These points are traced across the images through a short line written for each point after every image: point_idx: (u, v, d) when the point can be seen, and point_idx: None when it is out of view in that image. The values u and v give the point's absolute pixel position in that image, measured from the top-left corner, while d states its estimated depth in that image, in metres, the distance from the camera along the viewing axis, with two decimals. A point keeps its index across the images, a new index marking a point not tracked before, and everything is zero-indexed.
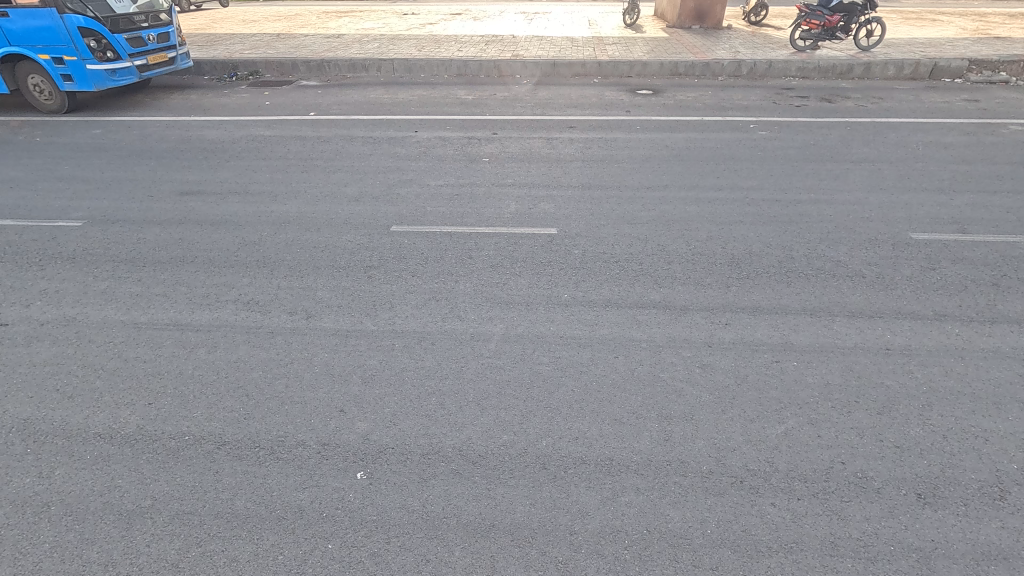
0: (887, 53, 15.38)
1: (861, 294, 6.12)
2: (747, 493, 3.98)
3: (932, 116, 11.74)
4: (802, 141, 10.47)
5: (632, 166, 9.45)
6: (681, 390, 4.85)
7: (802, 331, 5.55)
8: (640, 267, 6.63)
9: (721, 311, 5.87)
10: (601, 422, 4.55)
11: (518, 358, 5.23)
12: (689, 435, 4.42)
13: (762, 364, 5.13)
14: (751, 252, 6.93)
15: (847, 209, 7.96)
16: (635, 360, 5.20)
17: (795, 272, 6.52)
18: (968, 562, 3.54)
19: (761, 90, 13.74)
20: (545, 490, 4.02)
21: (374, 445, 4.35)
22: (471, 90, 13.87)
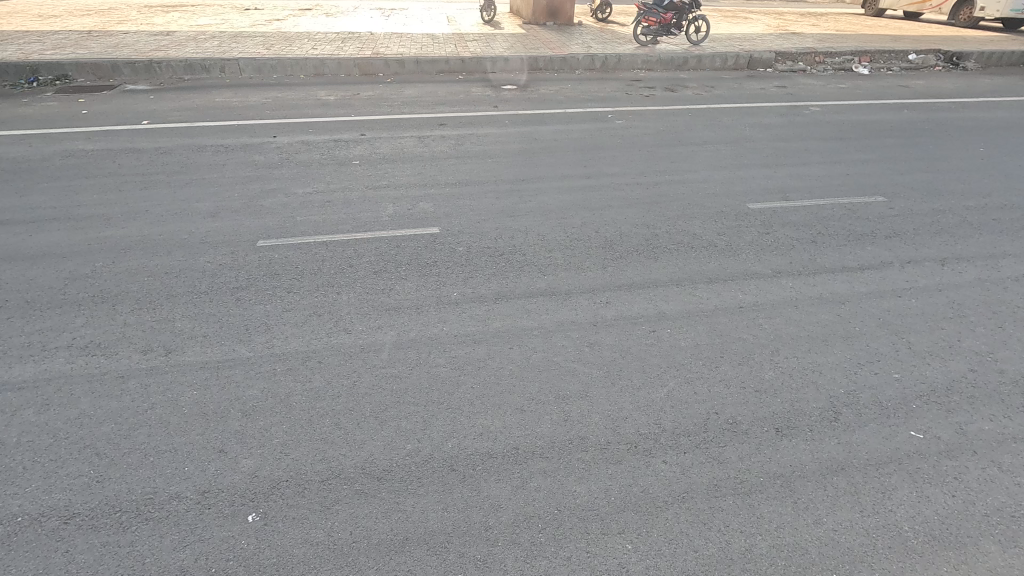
0: (713, 48, 17.46)
1: (715, 261, 6.91)
2: (644, 457, 4.30)
3: (753, 101, 13.55)
4: (654, 128, 11.50)
5: (507, 160, 9.65)
6: (577, 370, 5.10)
7: (672, 300, 6.13)
8: (524, 257, 6.84)
9: (601, 291, 6.26)
10: (506, 414, 4.61)
11: (416, 361, 5.12)
12: (589, 412, 4.66)
13: (644, 335, 5.57)
14: (622, 233, 7.48)
15: (697, 187, 8.91)
16: (531, 348, 5.34)
17: (662, 248, 7.16)
18: (818, 477, 4.19)
19: (614, 81, 14.80)
20: (456, 491, 3.99)
21: (265, 482, 3.99)
22: (335, 90, 13.15)
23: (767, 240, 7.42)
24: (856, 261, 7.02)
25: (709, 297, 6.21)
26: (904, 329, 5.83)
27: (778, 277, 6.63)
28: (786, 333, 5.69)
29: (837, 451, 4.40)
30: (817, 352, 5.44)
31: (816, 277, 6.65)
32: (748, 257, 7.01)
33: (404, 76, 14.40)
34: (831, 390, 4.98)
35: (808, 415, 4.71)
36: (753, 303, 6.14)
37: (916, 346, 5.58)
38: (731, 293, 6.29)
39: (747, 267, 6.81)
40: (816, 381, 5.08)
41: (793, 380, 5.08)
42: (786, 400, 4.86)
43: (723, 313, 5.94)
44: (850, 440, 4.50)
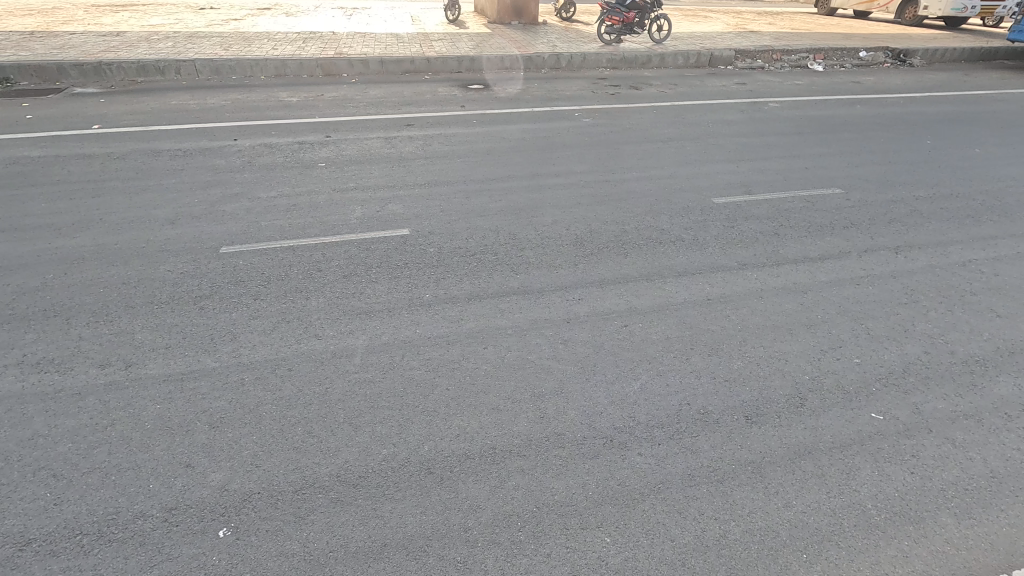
0: (865, 26, 15.11)
1: (941, 220, 5.08)
2: (979, 569, 2.18)
3: (931, 74, 11.21)
4: (810, 90, 9.61)
5: (642, 115, 7.95)
6: (796, 380, 3.11)
7: (891, 258, 4.42)
8: (679, 216, 5.02)
9: (785, 238, 4.69)
10: (688, 444, 2.70)
11: (535, 338, 3.41)
12: (838, 460, 2.62)
13: (894, 337, 3.47)
14: (796, 182, 5.83)
15: (887, 145, 7.00)
16: (712, 336, 3.46)
17: (881, 221, 5.00)
18: None
19: (754, 38, 12.77)
20: (617, 451, 2.68)
21: (350, 404, 2.92)
22: (444, 41, 11.29)
23: (1009, 203, 5.44)
24: None
25: (947, 258, 4.43)
26: None
27: None
28: None
29: None
30: None
31: None
32: (989, 220, 5.10)
33: (521, 29, 12.66)
34: None
35: None
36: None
37: None
38: (981, 257, 4.46)
39: (992, 230, 4.91)
40: None
41: None
42: None
43: (979, 280, 4.15)
44: None
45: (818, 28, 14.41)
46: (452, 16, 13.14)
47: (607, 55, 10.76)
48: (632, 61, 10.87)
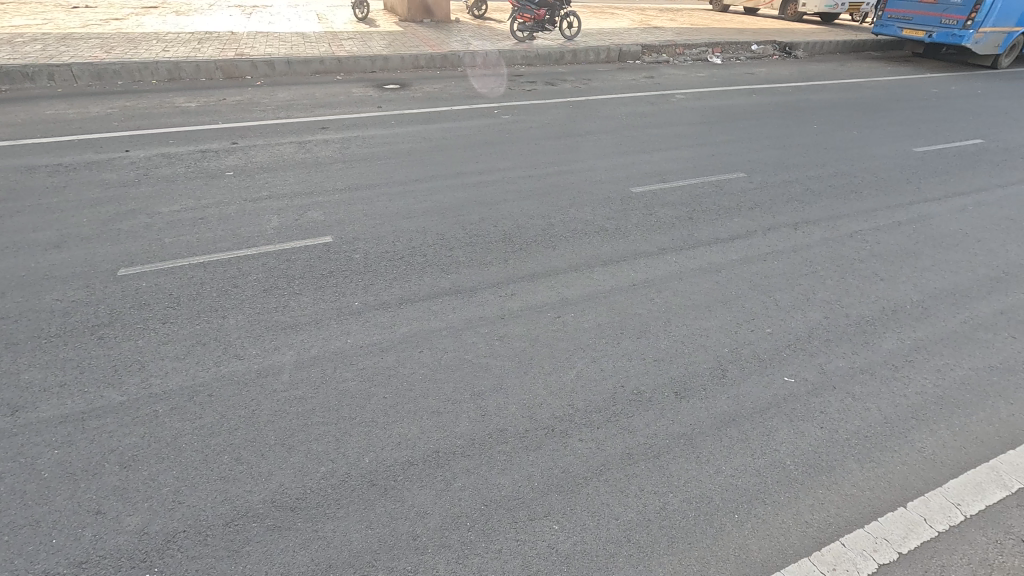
0: (754, 22, 16.35)
1: (826, 195, 5.62)
2: (882, 507, 2.44)
3: (811, 64, 12.33)
4: (710, 81, 10.27)
5: (559, 110, 8.13)
6: (718, 354, 3.33)
7: (788, 232, 4.83)
8: (601, 207, 5.19)
9: (695, 220, 4.98)
10: (625, 426, 2.80)
11: (471, 337, 3.40)
12: (759, 423, 2.84)
13: (799, 306, 3.80)
14: (703, 167, 6.21)
15: (777, 130, 7.64)
16: (640, 320, 3.61)
17: (781, 201, 5.44)
18: None
19: (657, 33, 13.42)
20: (549, 442, 2.70)
21: (271, 421, 2.76)
22: (354, 40, 10.93)
23: (880, 178, 6.12)
24: (999, 200, 5.65)
25: (832, 230, 4.90)
26: None
27: (909, 212, 5.32)
28: (948, 267, 4.35)
29: None
30: (997, 288, 4.11)
31: (955, 213, 5.33)
32: (865, 193, 5.70)
33: (433, 27, 12.51)
34: None
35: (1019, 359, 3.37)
36: (937, 268, 4.33)
37: None
38: (860, 226, 4.98)
39: (867, 202, 5.50)
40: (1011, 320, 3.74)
41: (981, 317, 3.74)
42: (978, 338, 3.53)
43: (859, 246, 4.62)
44: None
45: (714, 24, 15.40)
46: (361, 13, 12.72)
47: (521, 52, 10.89)
48: (547, 57, 11.07)
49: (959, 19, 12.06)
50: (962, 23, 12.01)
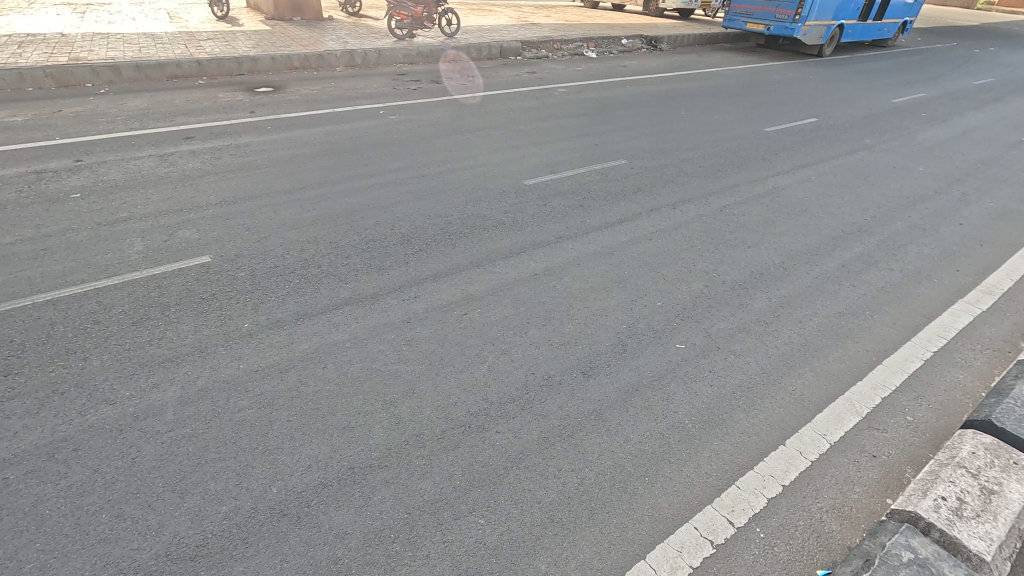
0: (622, 18, 17.42)
1: (698, 175, 6.16)
2: (766, 448, 2.74)
3: (676, 56, 13.41)
4: (587, 75, 10.79)
5: (446, 108, 8.09)
6: (617, 331, 3.53)
7: (670, 211, 5.24)
8: (496, 201, 5.26)
9: (587, 207, 5.23)
10: (539, 411, 2.89)
11: (377, 346, 3.29)
12: (658, 390, 3.06)
13: (683, 278, 4.14)
14: (589, 156, 6.52)
15: (651, 118, 8.22)
16: (545, 308, 3.73)
17: (659, 183, 5.88)
18: (902, 360, 3.41)
19: (535, 29, 13.82)
20: (471, 437, 2.71)
21: (161, 466, 2.48)
22: (216, 41, 10.02)
23: (740, 156, 6.83)
24: (836, 169, 6.56)
25: (706, 206, 5.40)
26: (907, 217, 5.37)
27: (767, 185, 5.99)
28: (800, 230, 4.99)
29: (906, 333, 3.67)
30: (840, 244, 4.78)
31: (802, 183, 6.10)
32: (729, 171, 6.33)
33: (305, 25, 11.82)
34: (873, 278, 4.28)
35: (861, 303, 3.96)
36: (790, 233, 4.93)
37: (928, 231, 5.10)
38: (728, 201, 5.53)
39: (731, 179, 6.11)
40: (852, 270, 4.37)
41: (830, 271, 4.34)
42: (831, 290, 4.09)
43: (729, 219, 5.14)
44: (914, 322, 3.79)
45: (586, 19, 16.17)
46: (220, 11, 11.66)
47: (402, 50, 10.67)
48: (429, 55, 10.95)
49: (789, 13, 13.75)
50: (791, 17, 13.71)
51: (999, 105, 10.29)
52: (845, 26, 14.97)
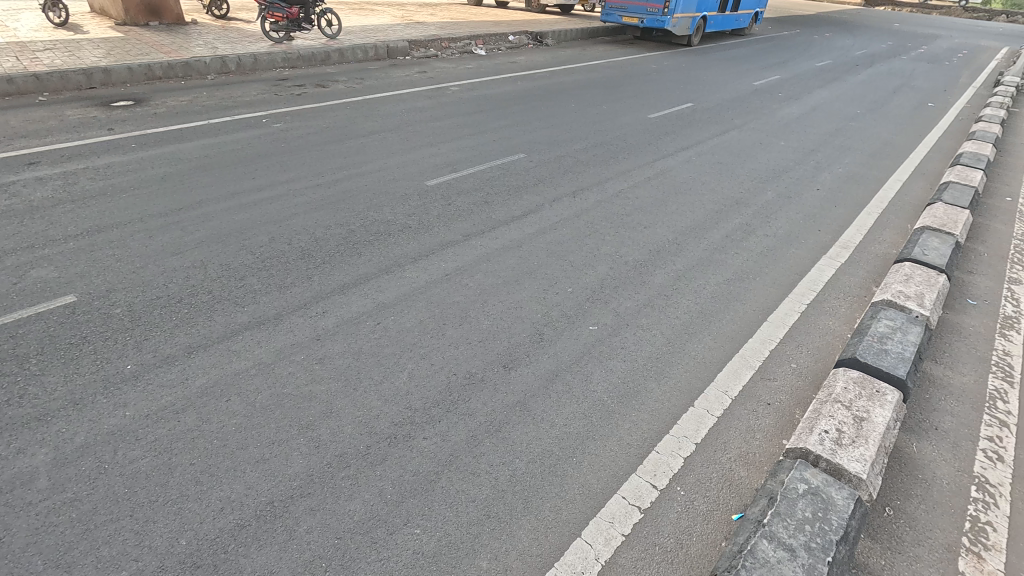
0: (507, 14, 17.70)
1: (592, 163, 6.44)
2: (678, 411, 2.95)
3: (562, 51, 13.87)
4: (478, 72, 10.85)
5: (336, 112, 7.76)
6: (533, 321, 3.60)
7: (570, 200, 5.43)
8: (399, 205, 5.14)
9: (491, 203, 5.28)
10: (465, 410, 2.88)
11: (286, 369, 3.10)
12: (577, 373, 3.17)
13: (589, 263, 4.32)
14: (488, 153, 6.57)
15: (544, 111, 8.45)
16: (460, 307, 3.72)
17: (557, 174, 6.06)
18: (783, 315, 3.82)
19: (421, 28, 13.64)
20: (397, 448, 2.64)
21: (35, 543, 2.15)
22: (55, 51, 8.81)
23: (629, 143, 7.22)
24: (712, 149, 7.16)
25: (603, 192, 5.67)
26: (775, 187, 6.00)
27: (655, 168, 6.41)
28: (688, 207, 5.40)
29: (784, 291, 4.10)
30: (722, 217, 5.23)
31: (685, 163, 6.59)
32: (620, 157, 6.69)
33: (165, 31, 10.75)
34: (752, 244, 4.75)
35: (745, 268, 4.37)
36: (679, 210, 5.32)
37: (792, 198, 5.74)
38: (623, 186, 5.85)
39: (623, 164, 6.46)
40: (735, 239, 4.81)
41: (716, 242, 4.74)
42: (718, 260, 4.47)
43: (625, 203, 5.44)
44: (790, 279, 4.26)
45: (471, 17, 16.22)
46: (57, 17, 10.27)
47: (280, 54, 10.05)
48: (311, 59, 10.42)
49: (658, 7, 14.74)
50: (661, 11, 14.72)
51: (838, 84, 11.78)
52: (708, 17, 16.35)
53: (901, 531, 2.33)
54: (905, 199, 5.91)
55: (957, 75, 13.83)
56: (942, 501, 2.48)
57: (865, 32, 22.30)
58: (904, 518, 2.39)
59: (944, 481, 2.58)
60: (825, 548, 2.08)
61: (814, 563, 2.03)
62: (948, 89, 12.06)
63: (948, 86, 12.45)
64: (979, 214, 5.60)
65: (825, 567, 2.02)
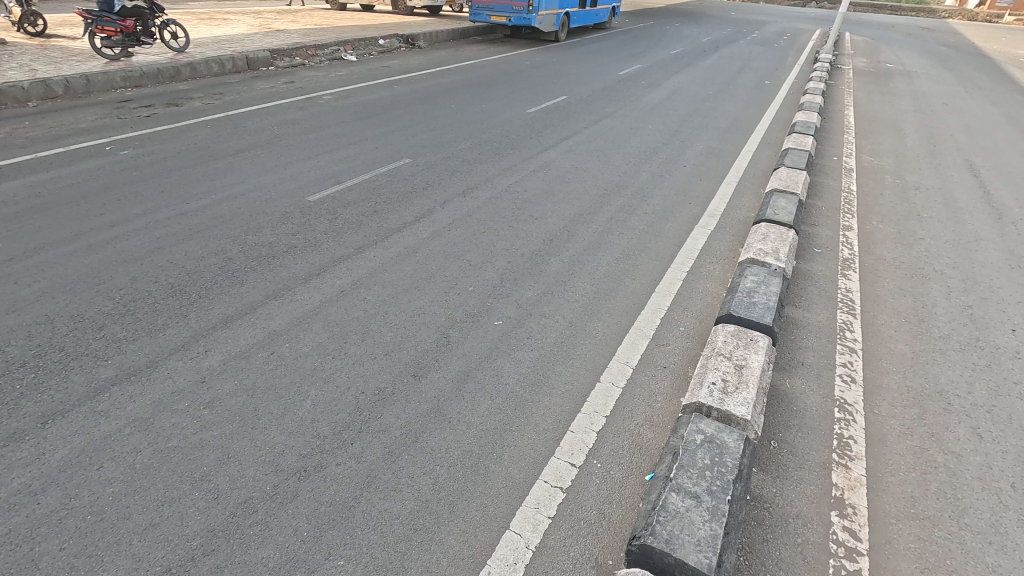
0: (375, 18, 17.26)
1: (479, 161, 6.49)
2: (586, 389, 3.09)
3: (436, 53, 13.81)
4: (351, 79, 10.47)
5: (196, 132, 7.09)
6: (438, 326, 3.57)
7: (462, 200, 5.44)
8: (280, 225, 4.82)
9: (381, 212, 5.13)
10: (378, 427, 2.78)
11: (169, 420, 2.78)
12: (487, 369, 3.20)
13: (487, 260, 4.36)
14: (371, 161, 6.37)
15: (424, 114, 8.36)
16: (359, 322, 3.58)
17: (446, 176, 6.03)
18: (668, 285, 4.13)
19: (283, 36, 12.88)
20: (310, 481, 2.49)
21: None
22: None
23: (512, 139, 7.38)
24: (590, 137, 7.54)
25: (493, 189, 5.74)
26: (648, 167, 6.46)
27: (539, 160, 6.61)
28: (573, 195, 5.64)
29: (667, 262, 4.44)
30: (606, 200, 5.54)
31: (566, 154, 6.88)
32: (505, 153, 6.81)
33: None
34: (635, 223, 5.08)
35: (631, 246, 4.67)
36: (566, 199, 5.55)
37: (664, 176, 6.22)
38: (510, 180, 5.97)
39: (509, 159, 6.60)
40: (619, 220, 5.11)
41: (603, 225, 5.01)
42: (607, 241, 4.73)
43: (514, 197, 5.55)
44: (671, 251, 4.62)
45: (336, 22, 15.58)
46: None
47: (118, 73, 8.97)
48: (157, 76, 9.41)
49: (523, 5, 15.19)
50: (526, 8, 15.17)
51: (691, 69, 12.94)
52: (571, 13, 17.15)
53: (785, 460, 2.64)
54: (757, 167, 6.66)
55: (785, 56, 15.80)
56: (814, 425, 2.85)
57: (708, 21, 24.68)
58: (786, 447, 2.71)
59: (813, 409, 2.95)
60: (725, 489, 2.30)
61: (717, 504, 2.23)
62: (778, 68, 13.75)
63: (780, 65, 14.18)
64: (815, 174, 6.47)
65: (726, 506, 2.23)
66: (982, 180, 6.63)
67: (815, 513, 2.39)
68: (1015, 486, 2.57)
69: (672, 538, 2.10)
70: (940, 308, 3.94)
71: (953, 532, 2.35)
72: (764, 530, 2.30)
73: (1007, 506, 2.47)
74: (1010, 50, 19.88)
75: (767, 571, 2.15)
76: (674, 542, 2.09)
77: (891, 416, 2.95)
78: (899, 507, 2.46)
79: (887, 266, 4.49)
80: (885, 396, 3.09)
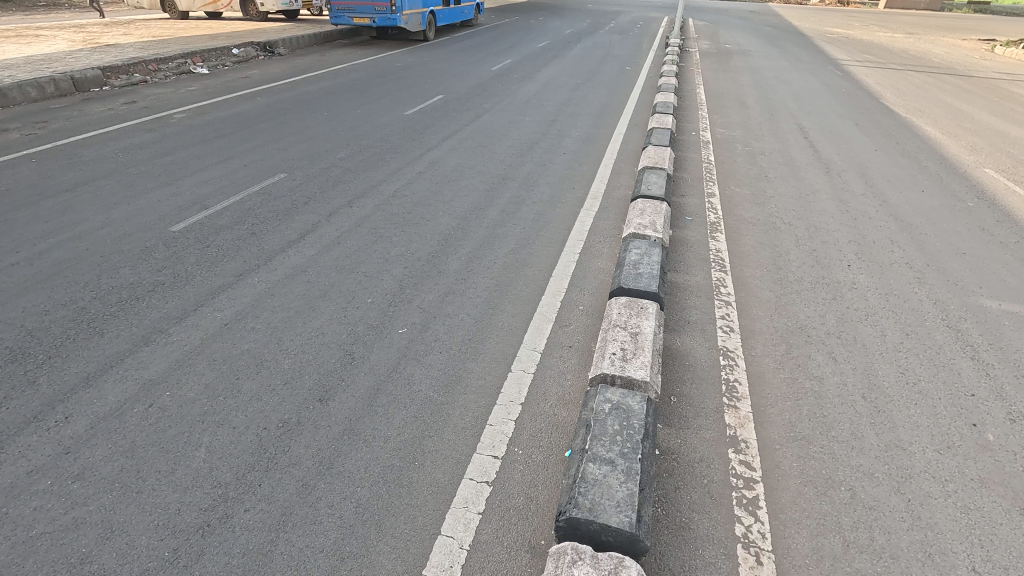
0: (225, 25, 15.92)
1: (362, 169, 6.26)
2: (499, 381, 3.13)
3: (300, 59, 13.06)
4: (204, 93, 9.56)
5: (17, 168, 6.07)
6: (340, 344, 3.41)
7: (348, 211, 5.21)
8: (141, 261, 4.31)
9: (260, 233, 4.76)
10: (288, 460, 2.61)
11: (30, 504, 2.39)
12: (398, 379, 3.12)
13: (383, 269, 4.24)
14: (241, 180, 5.89)
15: (294, 125, 7.87)
16: (252, 354, 3.31)
17: (327, 188, 5.74)
18: (563, 268, 4.30)
19: (115, 50, 11.44)
20: (216, 535, 2.27)
21: None
22: None
23: (394, 142, 7.21)
24: (471, 134, 7.59)
25: (379, 195, 5.57)
26: (531, 158, 6.65)
27: (423, 162, 6.53)
28: (462, 193, 5.65)
29: (559, 247, 4.61)
30: (495, 194, 5.62)
31: (449, 152, 6.86)
32: (388, 157, 6.64)
33: None
34: (525, 213, 5.21)
35: (524, 235, 4.79)
36: (455, 197, 5.55)
37: (547, 165, 6.44)
38: (397, 185, 5.83)
39: (392, 164, 6.44)
40: (510, 212, 5.21)
41: (495, 219, 5.08)
42: (501, 234, 4.80)
43: (403, 201, 5.43)
44: (562, 235, 4.81)
45: (179, 32, 14.15)
46: None
47: None
48: None
49: (386, 6, 14.84)
50: (389, 8, 14.83)
51: (559, 60, 13.48)
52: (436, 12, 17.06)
53: (684, 412, 2.88)
54: (628, 148, 7.12)
55: (641, 43, 17.01)
56: (705, 376, 3.14)
57: (568, 13, 25.80)
58: (684, 400, 2.96)
59: (702, 361, 3.26)
60: (635, 449, 2.46)
61: (631, 465, 2.38)
62: (636, 54, 14.79)
63: (638, 52, 15.26)
64: (678, 149, 7.07)
65: (638, 465, 2.38)
66: (812, 140, 7.66)
67: (715, 454, 2.65)
68: (865, 396, 3.03)
69: (594, 505, 2.21)
70: (792, 255, 4.51)
71: (824, 445, 2.72)
72: (675, 479, 2.49)
73: (861, 413, 2.91)
74: (821, 28, 23.03)
75: (682, 516, 2.34)
76: (597, 508, 2.20)
77: (765, 355, 3.34)
78: (781, 432, 2.80)
79: (747, 224, 5.05)
80: (759, 339, 3.49)
